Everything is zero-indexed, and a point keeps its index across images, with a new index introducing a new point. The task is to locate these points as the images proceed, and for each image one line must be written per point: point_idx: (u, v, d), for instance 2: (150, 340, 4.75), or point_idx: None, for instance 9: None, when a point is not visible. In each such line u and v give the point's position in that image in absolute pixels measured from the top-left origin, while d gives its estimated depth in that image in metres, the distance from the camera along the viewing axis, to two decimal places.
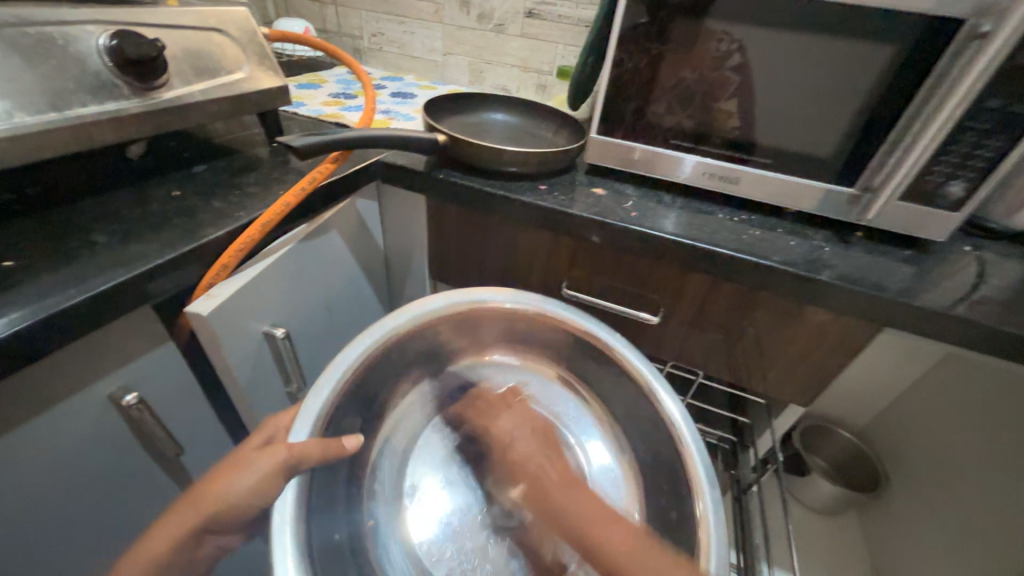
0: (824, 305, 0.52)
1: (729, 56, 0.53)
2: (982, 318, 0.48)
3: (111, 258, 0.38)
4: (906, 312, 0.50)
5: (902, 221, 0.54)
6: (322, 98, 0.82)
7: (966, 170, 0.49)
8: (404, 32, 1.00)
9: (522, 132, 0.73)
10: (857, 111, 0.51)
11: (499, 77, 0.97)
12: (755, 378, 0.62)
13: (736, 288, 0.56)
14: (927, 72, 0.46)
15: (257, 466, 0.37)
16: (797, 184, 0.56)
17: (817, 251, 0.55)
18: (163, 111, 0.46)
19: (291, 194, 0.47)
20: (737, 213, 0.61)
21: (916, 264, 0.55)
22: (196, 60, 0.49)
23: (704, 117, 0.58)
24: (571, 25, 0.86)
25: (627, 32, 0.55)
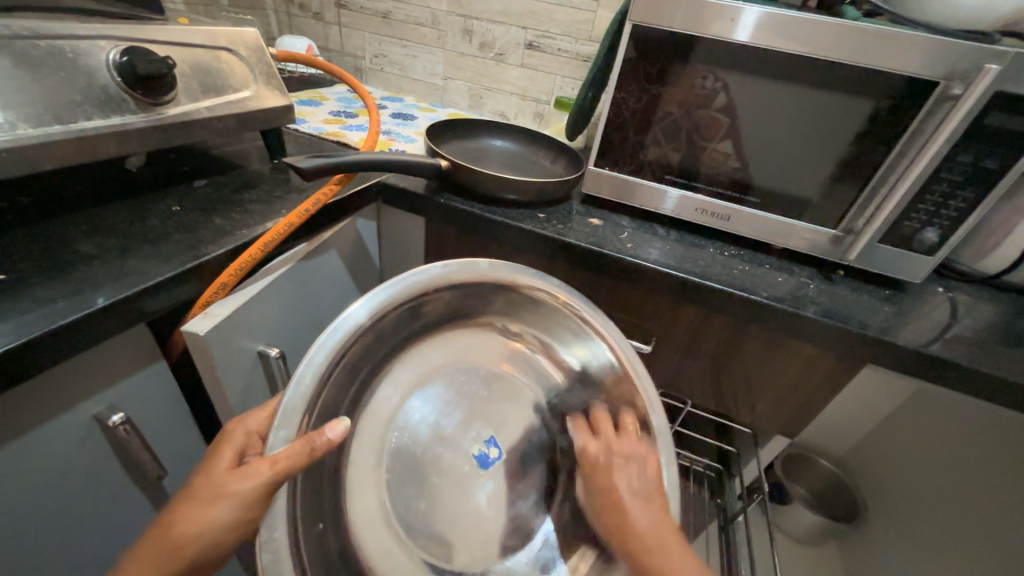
0: (810, 340, 0.54)
1: (716, 96, 0.56)
2: (958, 358, 0.51)
3: (107, 274, 0.37)
4: (888, 349, 0.52)
5: (882, 262, 0.57)
6: (324, 115, 0.83)
7: (940, 217, 0.52)
8: (406, 55, 1.02)
9: (521, 159, 0.75)
10: (842, 157, 0.54)
11: (498, 103, 1.00)
12: (743, 408, 0.64)
13: (727, 321, 0.58)
14: (904, 127, 0.50)
15: (236, 492, 0.32)
16: (784, 223, 0.59)
17: (803, 288, 0.57)
18: (169, 127, 0.46)
19: (294, 213, 0.47)
20: (727, 247, 0.63)
21: (895, 304, 0.58)
22: (204, 77, 0.50)
23: (699, 155, 0.60)
24: (570, 58, 0.89)
25: (627, 72, 0.58)
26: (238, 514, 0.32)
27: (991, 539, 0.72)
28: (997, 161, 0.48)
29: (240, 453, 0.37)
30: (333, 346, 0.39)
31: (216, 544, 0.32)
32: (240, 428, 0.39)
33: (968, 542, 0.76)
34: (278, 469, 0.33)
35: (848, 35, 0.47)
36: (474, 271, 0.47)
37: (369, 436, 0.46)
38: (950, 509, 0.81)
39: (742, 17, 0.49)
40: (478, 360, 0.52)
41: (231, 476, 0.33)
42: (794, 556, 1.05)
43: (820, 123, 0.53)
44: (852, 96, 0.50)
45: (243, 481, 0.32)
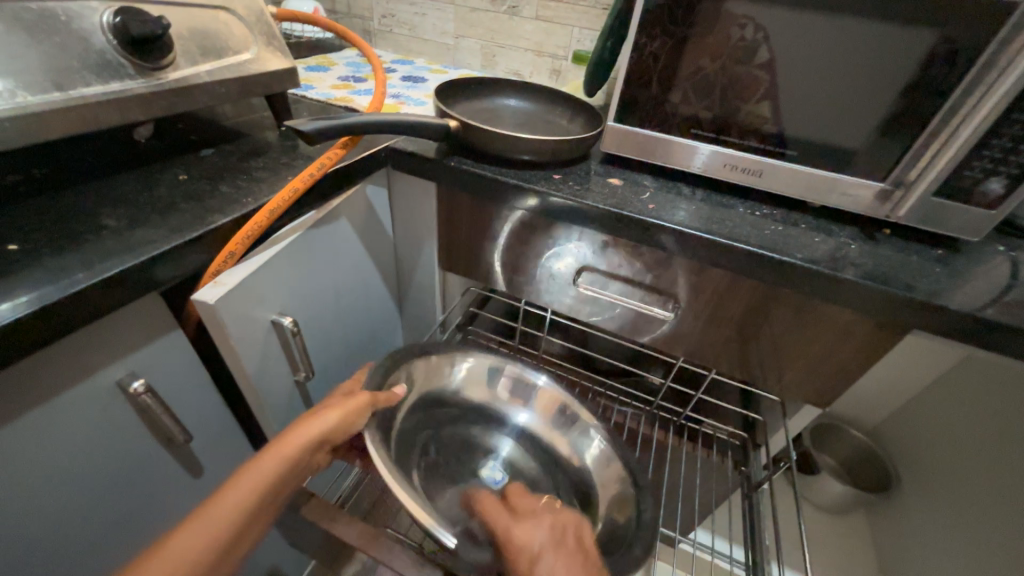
0: (849, 305, 0.50)
1: (757, 48, 0.51)
2: (1019, 322, 0.46)
3: (116, 243, 0.37)
4: (937, 314, 0.47)
5: (935, 219, 0.51)
6: (332, 81, 0.80)
7: (1007, 166, 0.46)
8: (415, 13, 0.97)
9: (535, 118, 0.71)
10: (895, 100, 0.48)
11: (513, 62, 0.95)
12: (772, 377, 0.61)
13: (756, 286, 0.54)
14: (971, 60, 0.43)
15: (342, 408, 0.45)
16: (824, 178, 0.54)
17: (843, 249, 0.53)
18: (169, 92, 0.45)
19: (298, 180, 0.45)
20: (758, 206, 0.59)
21: (947, 264, 0.53)
22: (203, 39, 0.48)
23: (730, 105, 0.55)
24: (588, 7, 0.83)
25: (650, 14, 0.52)
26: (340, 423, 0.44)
27: None
28: None
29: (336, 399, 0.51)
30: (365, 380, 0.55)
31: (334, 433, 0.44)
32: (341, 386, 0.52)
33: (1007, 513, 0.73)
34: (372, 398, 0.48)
35: None
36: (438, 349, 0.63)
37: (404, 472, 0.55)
38: (993, 480, 0.77)
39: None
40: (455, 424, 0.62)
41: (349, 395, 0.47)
42: (821, 526, 1.02)
43: (871, 62, 0.47)
44: (909, 27, 0.44)
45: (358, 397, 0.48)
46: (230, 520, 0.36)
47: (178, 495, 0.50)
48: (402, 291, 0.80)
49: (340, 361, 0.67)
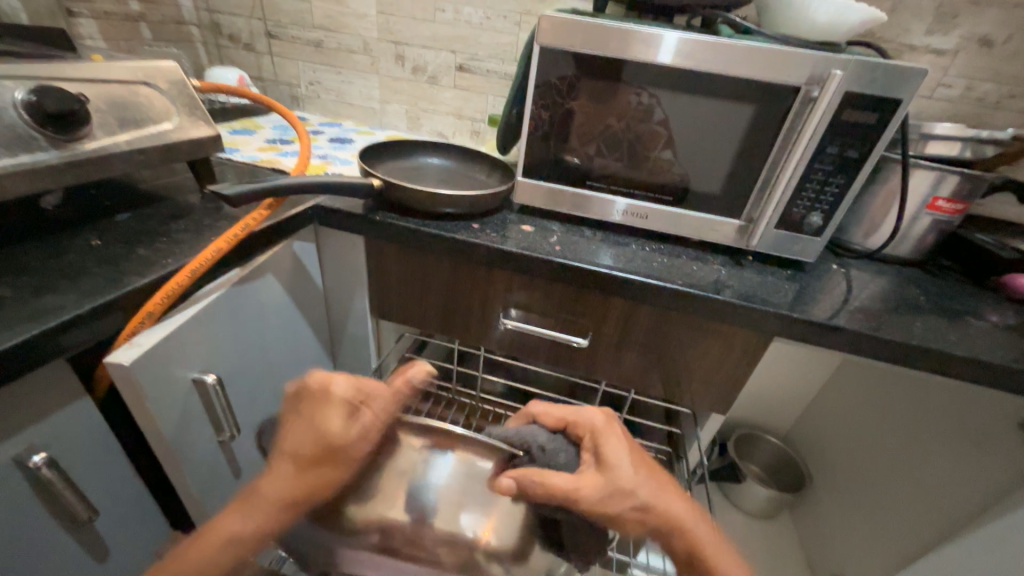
0: (728, 320, 0.60)
1: (652, 109, 0.61)
2: (849, 325, 0.58)
3: (21, 312, 0.37)
4: (792, 322, 0.58)
5: (781, 246, 0.63)
6: (257, 143, 0.83)
7: (820, 203, 0.59)
8: (341, 81, 1.04)
9: (456, 174, 0.78)
10: (736, 156, 0.61)
11: (436, 123, 1.03)
12: (681, 390, 0.68)
13: (654, 310, 0.62)
14: (780, 126, 0.57)
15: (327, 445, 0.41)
16: (696, 217, 0.65)
17: (717, 274, 0.63)
18: (85, 162, 0.46)
19: (222, 239, 0.47)
20: (650, 243, 0.68)
21: (797, 282, 0.65)
22: (122, 112, 0.50)
23: (616, 162, 0.65)
24: (499, 78, 0.94)
25: (541, 89, 0.62)
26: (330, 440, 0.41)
27: (918, 488, 0.80)
28: (856, 151, 0.56)
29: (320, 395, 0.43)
30: None
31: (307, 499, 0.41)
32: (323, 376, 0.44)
33: (898, 494, 0.84)
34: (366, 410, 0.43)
35: (723, 49, 0.53)
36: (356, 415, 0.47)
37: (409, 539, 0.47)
38: (881, 466, 0.90)
39: (645, 37, 0.55)
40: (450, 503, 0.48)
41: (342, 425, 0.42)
42: (753, 532, 1.09)
43: (714, 127, 0.60)
44: (735, 102, 0.57)
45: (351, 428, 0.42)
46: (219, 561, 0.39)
47: None
48: (335, 342, 0.80)
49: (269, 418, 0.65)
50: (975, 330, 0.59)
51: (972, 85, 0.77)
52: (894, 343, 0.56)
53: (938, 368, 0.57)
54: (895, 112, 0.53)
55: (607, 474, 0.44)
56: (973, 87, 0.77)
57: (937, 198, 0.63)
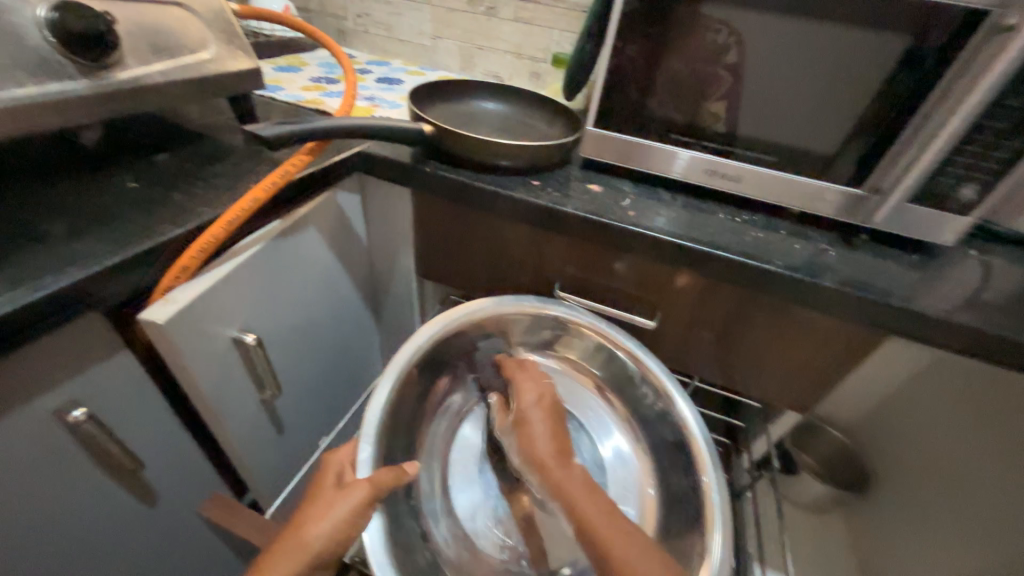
0: (827, 310, 0.50)
1: (727, 50, 0.51)
2: (991, 327, 0.46)
3: (53, 259, 0.34)
4: (913, 319, 0.47)
5: (909, 223, 0.51)
6: (302, 81, 0.77)
7: (979, 171, 0.46)
8: (391, 13, 0.95)
9: (513, 121, 0.69)
10: (870, 106, 0.48)
11: (491, 64, 0.93)
12: (753, 384, 0.60)
13: (737, 293, 0.53)
14: (943, 66, 0.44)
15: (341, 506, 0.37)
16: (802, 183, 0.53)
17: (822, 255, 0.53)
18: (117, 94, 0.41)
19: (260, 187, 0.43)
20: (738, 212, 0.58)
21: (922, 269, 0.53)
22: (155, 36, 0.45)
23: (706, 112, 0.54)
24: (567, 9, 0.82)
25: (625, 19, 0.51)
26: (342, 527, 0.36)
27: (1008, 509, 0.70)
28: None
29: (337, 476, 0.42)
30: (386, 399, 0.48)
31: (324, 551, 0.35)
32: (335, 460, 0.43)
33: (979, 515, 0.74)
34: (378, 479, 0.39)
35: None
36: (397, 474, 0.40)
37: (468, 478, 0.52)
38: None
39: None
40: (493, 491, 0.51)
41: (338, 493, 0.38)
42: (801, 526, 1.03)
43: (848, 67, 0.47)
44: (882, 33, 0.44)
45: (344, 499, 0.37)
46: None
47: (130, 527, 0.46)
48: (378, 300, 0.77)
49: (312, 374, 0.64)
50: None
51: None
52: None
53: None
54: None
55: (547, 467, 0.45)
56: None
57: None
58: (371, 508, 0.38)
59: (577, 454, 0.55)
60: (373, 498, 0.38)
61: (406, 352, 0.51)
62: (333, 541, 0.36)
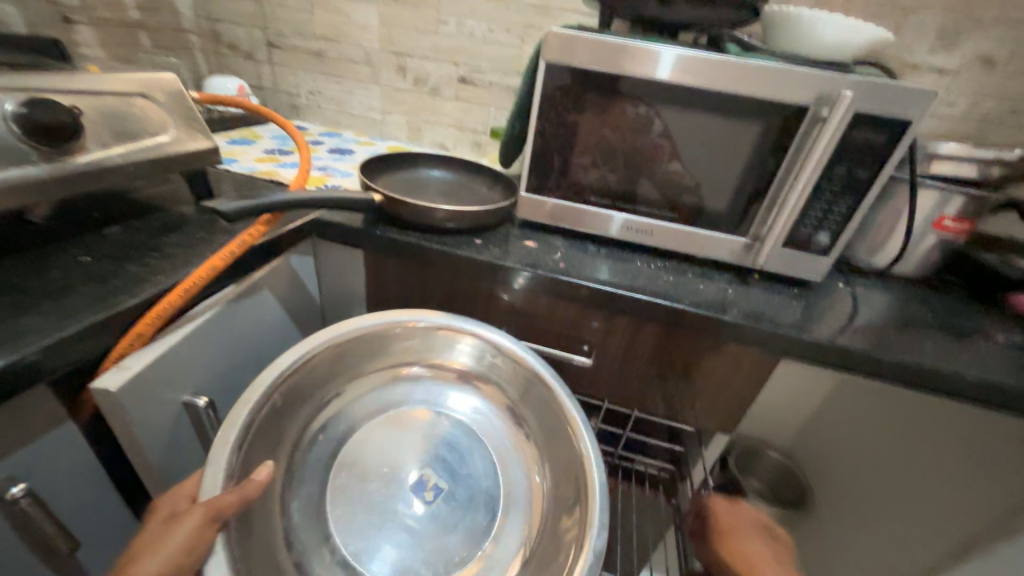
0: (734, 339, 0.58)
1: (651, 123, 0.60)
2: (858, 346, 0.56)
3: (2, 334, 0.35)
4: (800, 344, 0.57)
5: (787, 264, 0.63)
6: (256, 154, 0.82)
7: (828, 222, 0.59)
8: (342, 91, 1.03)
9: (458, 187, 0.77)
10: (743, 173, 0.60)
11: (437, 135, 1.03)
12: (685, 410, 0.67)
13: (659, 329, 0.61)
14: (785, 146, 0.56)
15: (173, 539, 0.35)
16: (702, 235, 0.64)
17: (724, 293, 0.62)
18: (75, 176, 0.44)
19: (218, 256, 0.46)
20: (654, 259, 0.68)
21: (804, 301, 0.64)
22: (115, 123, 0.48)
23: (628, 173, 0.64)
24: (501, 91, 0.94)
25: (546, 106, 0.61)
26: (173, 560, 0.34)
27: None
28: (866, 171, 0.55)
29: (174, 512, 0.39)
30: (253, 403, 0.45)
31: None
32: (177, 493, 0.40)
33: None
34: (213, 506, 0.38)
35: (730, 67, 0.53)
36: (240, 493, 0.39)
37: (343, 485, 0.51)
38: None
39: (651, 55, 0.54)
40: (379, 497, 0.50)
41: (165, 526, 0.36)
42: None
43: (720, 146, 0.59)
44: (741, 120, 0.57)
45: (174, 528, 0.35)
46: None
47: None
48: None
49: None
50: (980, 350, 0.59)
51: (976, 101, 0.75)
52: (902, 365, 0.55)
53: (948, 393, 0.55)
54: (904, 133, 0.52)
55: (729, 535, 0.57)
56: (977, 106, 0.75)
57: (943, 217, 0.64)
58: (210, 529, 0.36)
59: (463, 467, 0.54)
60: (215, 520, 0.37)
61: (268, 375, 0.48)
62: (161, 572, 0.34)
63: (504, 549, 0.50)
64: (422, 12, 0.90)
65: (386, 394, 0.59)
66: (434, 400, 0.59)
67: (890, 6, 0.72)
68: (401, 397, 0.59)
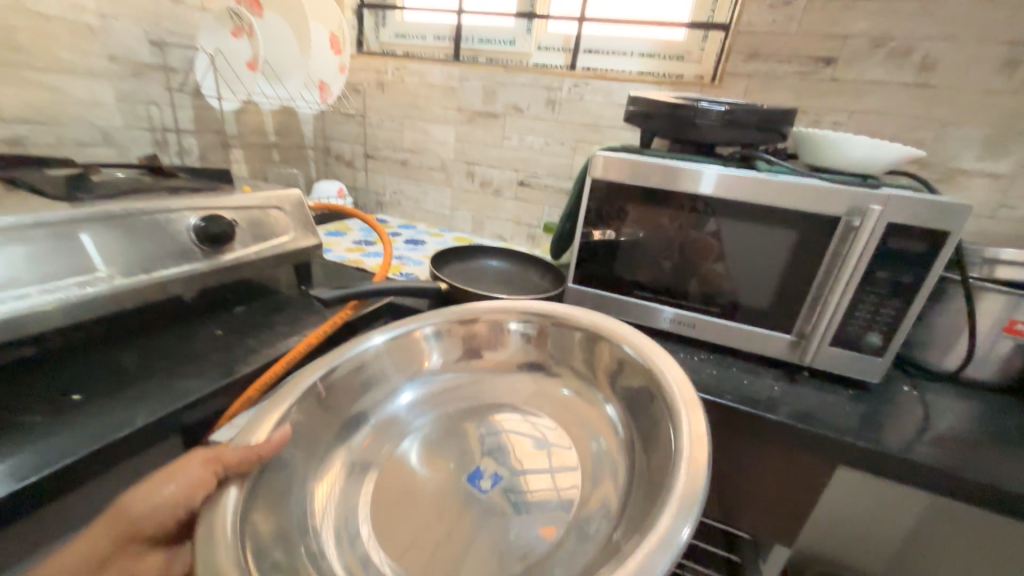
0: (782, 440, 0.57)
1: (707, 220, 0.65)
2: (925, 458, 0.53)
3: (157, 392, 0.46)
4: (857, 451, 0.54)
5: (841, 364, 0.62)
6: (347, 244, 0.98)
7: (878, 324, 0.59)
8: (420, 191, 1.22)
9: (513, 276, 0.86)
10: (782, 274, 0.63)
11: (497, 228, 1.16)
12: (737, 515, 0.64)
13: (702, 424, 0.61)
14: (822, 251, 0.59)
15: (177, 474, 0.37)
16: (746, 331, 0.66)
17: (771, 390, 0.62)
18: (223, 269, 0.58)
19: (313, 336, 0.56)
20: (698, 351, 0.70)
21: (862, 404, 0.62)
22: (256, 228, 0.63)
23: (684, 259, 0.68)
24: (556, 192, 1.06)
25: (592, 215, 0.70)
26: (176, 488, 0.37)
27: None
28: (911, 276, 0.56)
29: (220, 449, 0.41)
30: (303, 387, 0.46)
31: (146, 513, 0.37)
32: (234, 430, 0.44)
33: None
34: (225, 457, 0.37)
35: (760, 182, 0.59)
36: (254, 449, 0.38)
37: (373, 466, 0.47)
38: None
39: (695, 174, 0.61)
40: (406, 481, 0.46)
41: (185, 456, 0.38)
42: None
43: (758, 249, 0.63)
44: (775, 227, 0.61)
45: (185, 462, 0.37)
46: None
47: None
48: None
49: None
50: None
51: None
52: (981, 485, 0.50)
53: None
54: (945, 243, 0.53)
55: None
56: None
57: (1014, 321, 0.61)
58: (208, 469, 0.36)
59: (502, 451, 0.49)
60: (213, 466, 0.36)
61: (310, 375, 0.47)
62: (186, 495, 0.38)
63: (584, 543, 0.39)
64: (490, 130, 1.08)
65: (413, 391, 0.56)
66: (464, 395, 0.57)
67: (926, 120, 0.76)
68: (423, 394, 0.56)
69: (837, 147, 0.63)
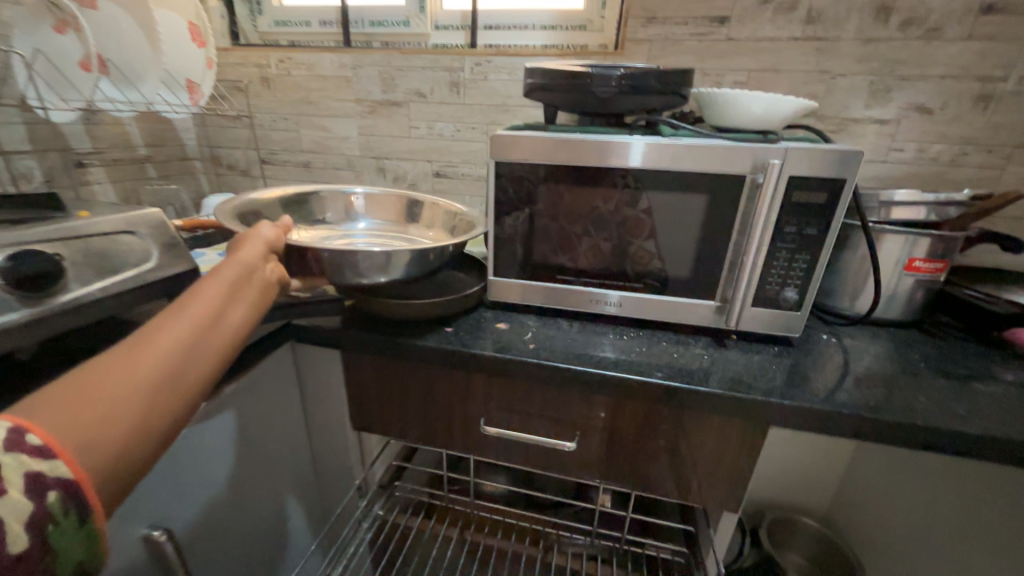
0: (714, 411, 0.56)
1: (637, 197, 0.61)
2: (847, 405, 0.53)
3: None
4: (785, 411, 0.54)
5: (764, 323, 0.62)
6: None
7: (793, 278, 0.59)
8: None
9: None
10: (698, 240, 0.61)
11: None
12: (681, 489, 0.63)
13: (636, 406, 0.59)
14: (732, 212, 0.58)
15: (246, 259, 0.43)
16: (678, 304, 0.64)
17: (701, 360, 0.61)
18: (53, 314, 0.47)
19: None
20: (627, 330, 0.67)
21: (786, 359, 0.62)
22: (99, 260, 0.53)
23: (620, 237, 0.64)
24: (474, 180, 1.00)
25: (500, 199, 0.64)
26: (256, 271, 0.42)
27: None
28: (816, 228, 0.56)
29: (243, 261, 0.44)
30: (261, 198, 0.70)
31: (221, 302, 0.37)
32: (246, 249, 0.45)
33: None
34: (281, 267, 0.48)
35: (665, 147, 0.56)
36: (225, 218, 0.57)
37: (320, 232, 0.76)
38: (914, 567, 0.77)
39: (618, 147, 0.58)
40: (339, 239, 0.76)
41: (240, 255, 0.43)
42: None
43: (673, 217, 0.61)
44: (685, 192, 0.59)
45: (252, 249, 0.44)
46: (151, 399, 0.29)
47: None
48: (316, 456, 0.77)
49: None
50: (982, 398, 0.55)
51: (923, 145, 0.77)
52: (899, 423, 0.51)
53: (960, 449, 0.51)
54: (843, 191, 0.54)
55: None
56: (925, 148, 0.78)
57: (912, 259, 0.64)
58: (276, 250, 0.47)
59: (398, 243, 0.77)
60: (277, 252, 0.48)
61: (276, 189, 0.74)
62: (247, 324, 0.39)
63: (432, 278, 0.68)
64: (395, 120, 1.00)
65: (355, 206, 0.83)
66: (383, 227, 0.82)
67: (818, 72, 0.78)
68: (361, 215, 0.83)
69: (737, 104, 0.61)
